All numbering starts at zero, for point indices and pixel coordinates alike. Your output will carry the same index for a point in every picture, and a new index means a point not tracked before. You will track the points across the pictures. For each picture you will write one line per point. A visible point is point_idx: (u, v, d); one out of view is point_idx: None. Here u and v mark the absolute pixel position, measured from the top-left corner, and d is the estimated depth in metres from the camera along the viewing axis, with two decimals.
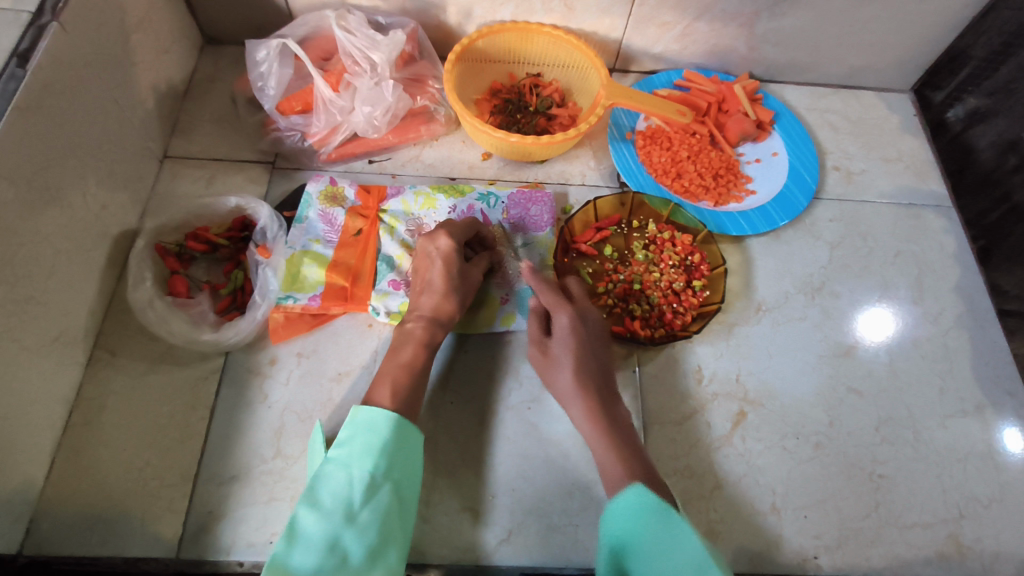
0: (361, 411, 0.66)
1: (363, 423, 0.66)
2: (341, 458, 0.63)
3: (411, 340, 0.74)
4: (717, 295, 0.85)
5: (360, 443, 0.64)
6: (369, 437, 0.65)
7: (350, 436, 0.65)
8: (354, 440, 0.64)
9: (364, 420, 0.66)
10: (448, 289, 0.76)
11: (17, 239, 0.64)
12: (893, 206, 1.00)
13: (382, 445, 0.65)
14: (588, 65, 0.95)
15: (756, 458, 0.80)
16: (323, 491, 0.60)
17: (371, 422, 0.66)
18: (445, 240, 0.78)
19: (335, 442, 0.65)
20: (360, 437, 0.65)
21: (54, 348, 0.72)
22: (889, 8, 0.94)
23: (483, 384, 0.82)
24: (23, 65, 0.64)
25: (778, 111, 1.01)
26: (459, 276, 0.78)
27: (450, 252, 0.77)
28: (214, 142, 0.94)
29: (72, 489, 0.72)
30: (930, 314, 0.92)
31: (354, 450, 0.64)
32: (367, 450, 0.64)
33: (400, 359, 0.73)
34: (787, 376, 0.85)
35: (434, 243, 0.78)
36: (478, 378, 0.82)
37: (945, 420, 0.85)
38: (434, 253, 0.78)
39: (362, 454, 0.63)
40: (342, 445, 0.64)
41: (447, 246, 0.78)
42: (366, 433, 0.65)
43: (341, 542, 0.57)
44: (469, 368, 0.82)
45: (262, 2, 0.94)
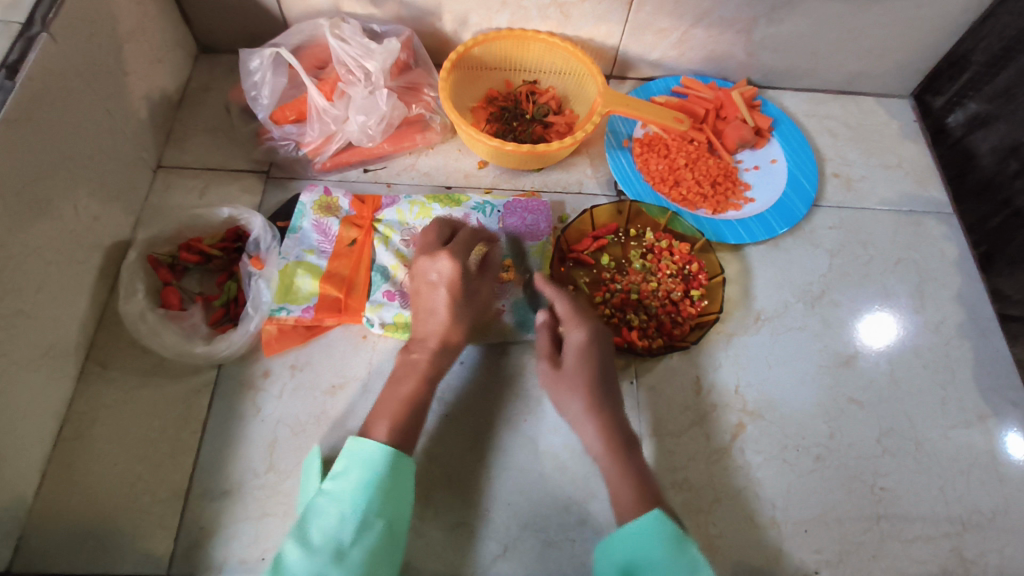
0: (357, 443, 0.65)
1: (356, 456, 0.65)
2: (334, 491, 0.62)
3: (413, 370, 0.73)
4: (716, 304, 0.84)
5: (354, 477, 0.63)
6: (363, 472, 0.63)
7: (346, 468, 0.64)
8: (348, 475, 0.63)
9: (358, 454, 0.65)
10: (455, 315, 0.75)
11: (7, 253, 0.63)
12: (893, 213, 0.99)
13: (376, 481, 0.63)
14: (585, 72, 0.94)
15: (755, 470, 0.79)
16: (313, 527, 0.59)
17: (365, 456, 0.65)
18: (449, 264, 0.75)
19: (330, 475, 0.64)
20: (354, 471, 0.63)
21: (44, 362, 0.71)
22: (888, 13, 0.93)
23: (480, 395, 0.81)
24: (12, 76, 0.63)
25: (778, 117, 1.00)
26: (462, 294, 0.76)
27: (453, 278, 0.75)
28: (208, 151, 0.93)
29: (62, 505, 0.71)
30: (931, 323, 0.91)
31: (347, 485, 0.62)
32: (361, 485, 0.62)
33: (394, 386, 0.72)
34: (787, 386, 0.84)
35: (437, 268, 0.76)
36: (474, 390, 0.81)
37: (948, 431, 0.84)
38: (437, 279, 0.75)
39: (355, 488, 0.62)
40: (336, 479, 0.63)
41: (451, 271, 0.75)
42: (361, 468, 0.64)
43: None
44: (465, 380, 0.81)
45: (256, 11, 0.94)
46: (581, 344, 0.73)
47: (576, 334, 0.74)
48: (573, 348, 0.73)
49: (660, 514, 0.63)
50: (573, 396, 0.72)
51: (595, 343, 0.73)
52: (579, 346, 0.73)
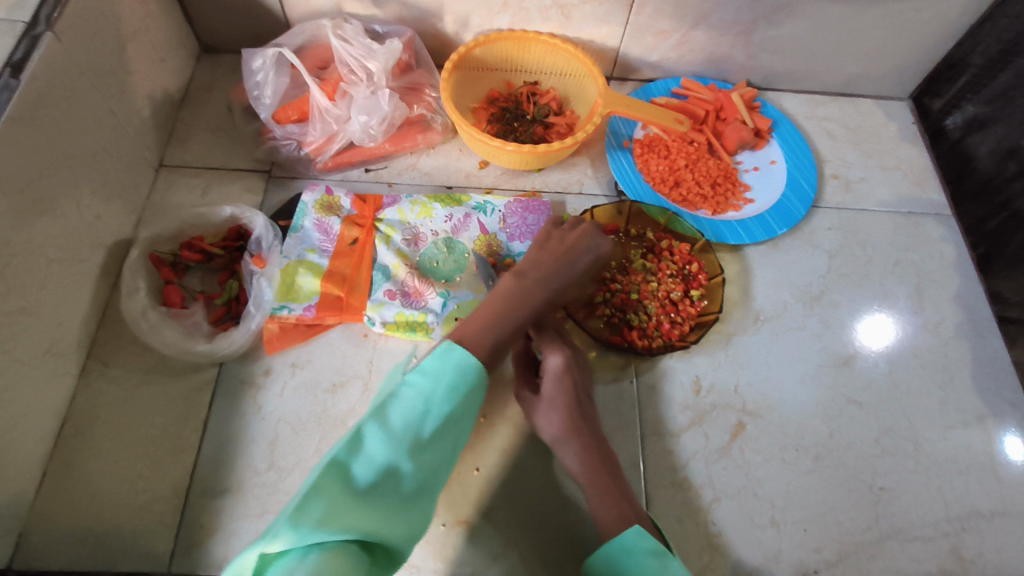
0: (459, 348, 0.63)
1: (454, 360, 0.63)
2: (421, 382, 0.61)
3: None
4: (715, 304, 0.84)
5: (444, 376, 0.61)
6: (454, 377, 0.62)
7: (436, 366, 0.62)
8: (443, 372, 0.61)
9: (453, 358, 0.63)
10: None
11: (10, 250, 0.64)
12: (892, 214, 0.99)
13: (462, 392, 0.62)
14: (586, 73, 0.95)
15: (755, 470, 0.79)
16: (398, 411, 0.58)
17: (462, 363, 0.63)
18: None
19: (421, 366, 0.63)
20: (446, 372, 0.62)
21: (46, 359, 0.71)
22: (887, 16, 0.94)
23: (480, 394, 0.81)
24: (17, 75, 0.63)
25: (777, 119, 1.01)
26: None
27: None
28: (210, 151, 0.94)
29: (62, 502, 0.71)
30: (930, 324, 0.91)
31: (438, 381, 0.61)
32: (449, 388, 0.61)
33: None
34: (786, 386, 0.85)
35: None
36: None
37: (946, 431, 0.84)
38: None
39: (442, 391, 0.61)
40: (428, 371, 0.62)
41: None
42: (454, 369, 0.62)
43: (397, 470, 0.56)
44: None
45: (259, 11, 0.94)
46: (559, 370, 0.72)
47: (555, 359, 0.72)
48: (552, 373, 0.72)
49: (640, 529, 0.65)
50: (549, 416, 0.72)
51: (572, 371, 0.73)
52: (557, 372, 0.72)
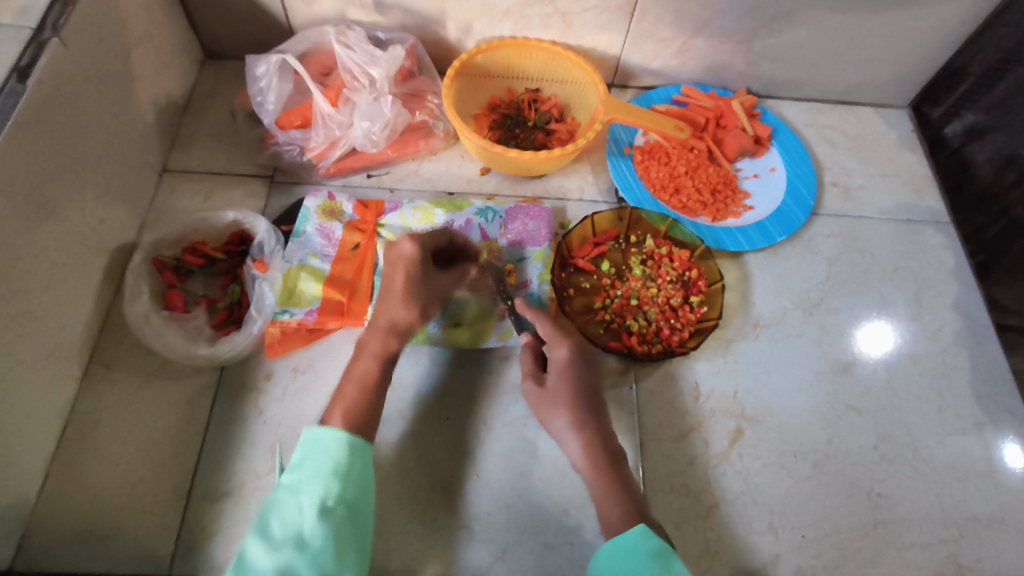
0: (308, 433, 0.66)
1: (311, 445, 0.65)
2: (293, 482, 0.63)
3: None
4: (715, 311, 0.84)
5: (310, 466, 0.64)
6: (319, 459, 0.64)
7: (302, 458, 0.65)
8: (304, 463, 0.64)
9: (311, 442, 0.65)
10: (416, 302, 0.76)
11: (14, 254, 0.64)
12: (891, 221, 1.00)
13: (334, 467, 0.64)
14: (586, 81, 0.95)
15: (753, 476, 0.80)
16: (274, 520, 0.60)
17: (320, 443, 0.65)
18: (411, 245, 0.77)
19: (288, 466, 0.65)
20: (311, 459, 0.64)
21: (49, 362, 0.72)
22: (886, 25, 0.95)
23: (481, 399, 0.81)
24: (23, 80, 0.64)
25: (777, 127, 1.01)
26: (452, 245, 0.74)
27: (412, 257, 0.77)
28: (213, 156, 0.94)
29: (64, 505, 0.71)
30: (928, 331, 0.91)
31: (304, 473, 0.63)
32: (318, 471, 0.63)
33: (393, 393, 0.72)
34: (785, 393, 0.85)
35: (400, 249, 0.78)
36: (476, 395, 0.82)
37: (945, 437, 0.84)
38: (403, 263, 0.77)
39: (311, 476, 0.63)
40: (293, 470, 0.64)
41: (412, 252, 0.77)
42: (315, 455, 0.65)
43: (291, 569, 0.57)
44: (466, 385, 0.82)
45: (263, 17, 0.95)
46: (563, 362, 0.73)
47: (559, 352, 0.74)
48: (556, 365, 0.73)
49: (647, 530, 0.63)
50: (556, 412, 0.72)
51: (578, 363, 0.73)
52: (561, 364, 0.73)
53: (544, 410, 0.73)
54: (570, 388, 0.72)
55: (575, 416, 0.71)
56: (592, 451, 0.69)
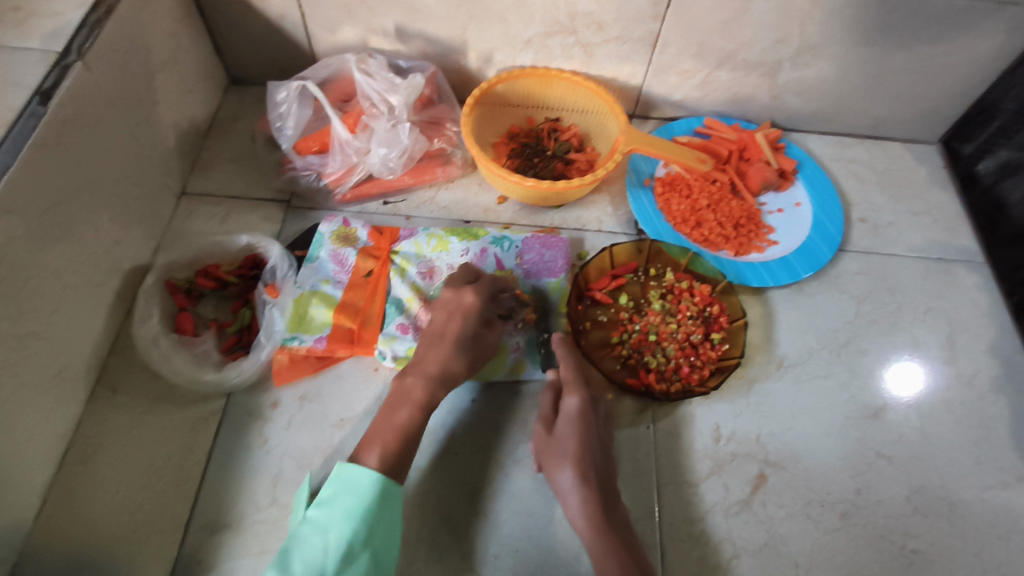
0: (346, 468, 0.65)
1: (345, 482, 0.64)
2: (319, 520, 0.62)
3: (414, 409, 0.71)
4: (736, 349, 0.81)
5: (340, 506, 0.62)
6: (351, 501, 0.63)
7: (333, 495, 0.63)
8: (335, 502, 0.63)
9: (346, 480, 0.64)
10: (459, 349, 0.74)
11: (25, 273, 0.63)
12: (922, 260, 0.96)
13: (363, 511, 0.63)
14: (607, 111, 0.94)
15: (777, 526, 0.75)
16: (296, 556, 0.59)
17: (354, 483, 0.64)
18: (472, 297, 0.76)
19: (318, 500, 0.64)
20: (342, 499, 0.63)
21: (55, 384, 0.70)
22: (914, 60, 0.92)
23: (486, 431, 0.79)
24: (45, 103, 0.64)
25: (801, 161, 0.99)
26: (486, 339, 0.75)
27: (472, 308, 0.76)
28: (231, 180, 0.95)
29: (61, 532, 0.69)
30: (963, 376, 0.87)
31: (333, 513, 0.62)
32: (348, 514, 0.62)
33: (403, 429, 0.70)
34: (810, 437, 0.81)
35: (459, 298, 0.76)
36: (483, 427, 0.79)
37: (983, 492, 0.79)
38: (456, 307, 0.76)
39: (341, 518, 0.62)
40: (322, 505, 0.63)
41: (471, 303, 0.76)
42: (348, 495, 0.63)
43: None
44: (475, 418, 0.79)
45: (286, 45, 0.96)
46: (575, 411, 0.72)
47: (572, 400, 0.73)
48: (570, 425, 0.72)
49: None
50: (561, 465, 0.69)
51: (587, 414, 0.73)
52: (571, 415, 0.72)
53: (551, 460, 0.71)
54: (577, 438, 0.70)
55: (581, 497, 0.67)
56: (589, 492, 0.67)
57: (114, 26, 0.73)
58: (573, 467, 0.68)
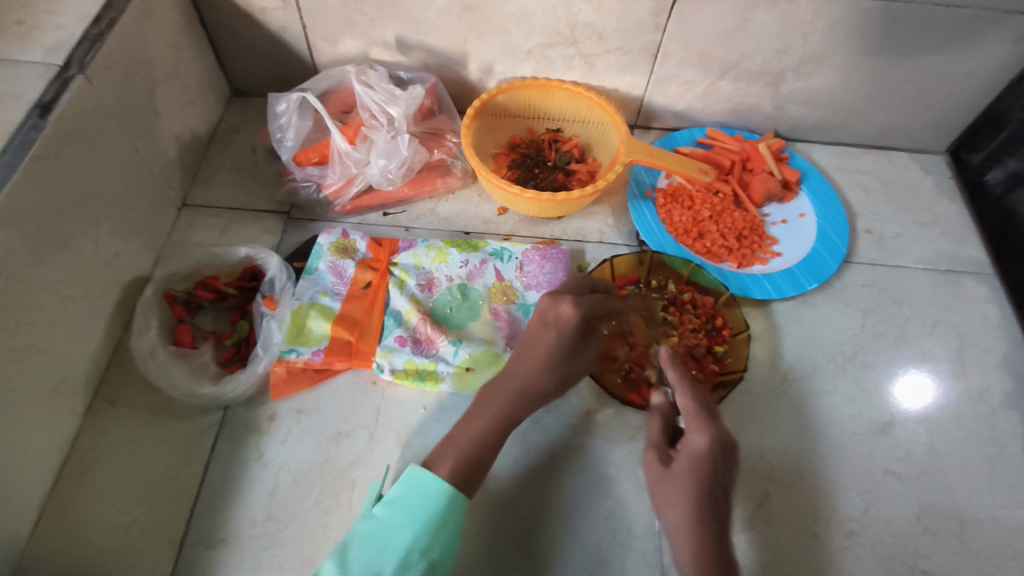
0: (417, 471, 0.66)
1: (414, 486, 0.66)
2: (384, 519, 0.64)
3: None
4: (739, 362, 0.79)
5: (405, 508, 0.64)
6: (416, 505, 0.64)
7: (400, 496, 0.65)
8: (401, 503, 0.64)
9: (415, 483, 0.66)
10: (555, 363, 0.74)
11: (22, 286, 0.63)
12: (930, 271, 0.94)
13: (427, 517, 0.64)
14: (608, 122, 0.94)
15: (782, 545, 0.74)
16: (355, 552, 0.61)
17: (422, 487, 0.65)
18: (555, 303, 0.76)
19: (386, 498, 0.66)
20: (409, 501, 0.65)
21: (52, 397, 0.70)
22: (920, 69, 0.91)
23: (533, 446, 0.78)
24: (45, 115, 0.65)
25: (806, 171, 0.98)
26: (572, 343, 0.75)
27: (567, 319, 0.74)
28: (232, 191, 0.95)
29: (56, 546, 0.69)
30: (973, 391, 0.85)
31: (397, 516, 0.63)
32: (411, 519, 0.63)
33: None
34: (816, 453, 0.79)
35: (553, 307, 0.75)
36: (526, 468, 0.77)
37: (995, 510, 0.77)
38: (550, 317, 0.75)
39: (404, 521, 0.63)
40: (389, 504, 0.65)
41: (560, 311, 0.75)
42: (415, 499, 0.65)
43: None
44: (519, 459, 0.77)
45: (288, 57, 0.96)
46: (702, 453, 0.65)
47: (698, 440, 0.66)
48: (689, 453, 0.66)
49: None
50: (673, 504, 0.66)
51: (715, 457, 0.65)
52: (697, 453, 0.66)
53: (663, 495, 0.67)
54: (693, 480, 0.65)
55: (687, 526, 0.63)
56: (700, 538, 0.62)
57: (116, 39, 0.73)
58: (683, 510, 0.64)
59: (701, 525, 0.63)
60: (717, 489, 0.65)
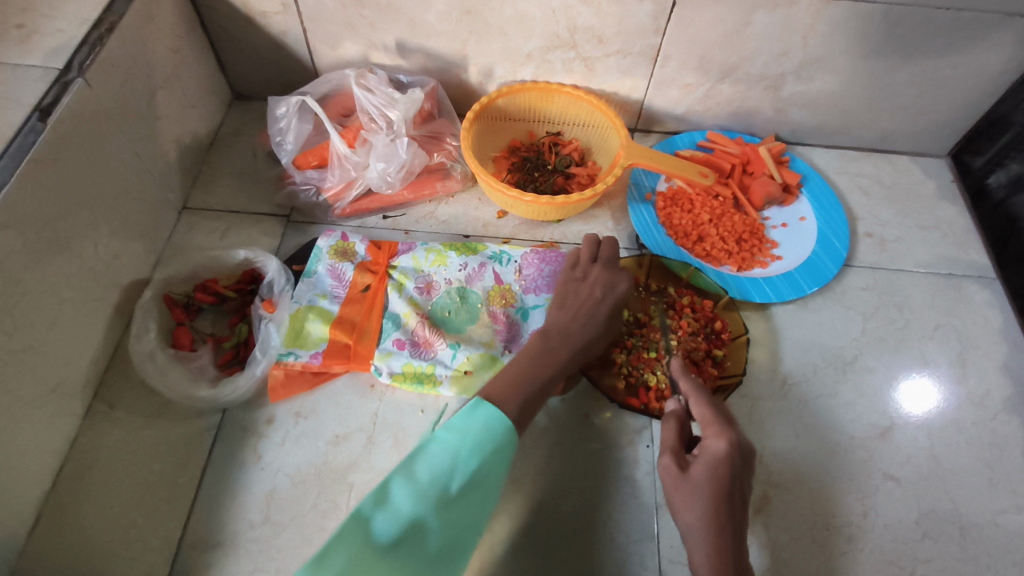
0: (483, 405, 0.64)
1: (480, 415, 0.63)
2: (447, 440, 0.61)
3: None
4: (738, 366, 0.79)
5: (469, 433, 0.61)
6: (481, 433, 0.62)
7: (465, 422, 0.62)
8: (467, 429, 0.61)
9: (480, 412, 0.63)
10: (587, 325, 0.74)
11: (21, 288, 0.64)
12: (931, 275, 0.94)
13: (490, 446, 0.61)
14: (608, 125, 0.94)
15: (781, 550, 0.73)
16: (423, 465, 0.59)
17: (488, 418, 0.63)
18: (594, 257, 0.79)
19: (449, 419, 0.63)
20: (474, 428, 0.62)
21: (50, 399, 0.70)
22: (921, 72, 0.91)
23: (523, 443, 0.78)
24: (44, 119, 0.65)
25: (806, 174, 0.98)
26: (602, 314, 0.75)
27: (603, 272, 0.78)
28: (232, 194, 0.95)
29: (53, 549, 0.69)
30: (974, 396, 0.84)
31: (462, 438, 0.61)
32: (476, 445, 0.61)
33: None
34: (815, 458, 0.79)
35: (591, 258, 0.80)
36: (514, 464, 0.76)
37: (996, 516, 0.76)
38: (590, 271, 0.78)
39: (470, 447, 0.60)
40: (455, 427, 0.62)
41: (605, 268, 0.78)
42: (479, 428, 0.62)
43: (424, 526, 0.55)
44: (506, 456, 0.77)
45: (288, 61, 0.96)
46: (720, 456, 0.61)
47: (716, 443, 0.61)
48: (709, 456, 0.61)
49: None
50: (690, 508, 0.61)
51: (733, 461, 0.61)
52: (716, 457, 0.61)
53: (677, 500, 0.62)
54: (712, 486, 0.60)
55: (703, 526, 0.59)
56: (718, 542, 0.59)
57: (116, 42, 0.73)
58: (701, 514, 0.60)
59: (717, 530, 0.59)
60: (736, 497, 0.60)
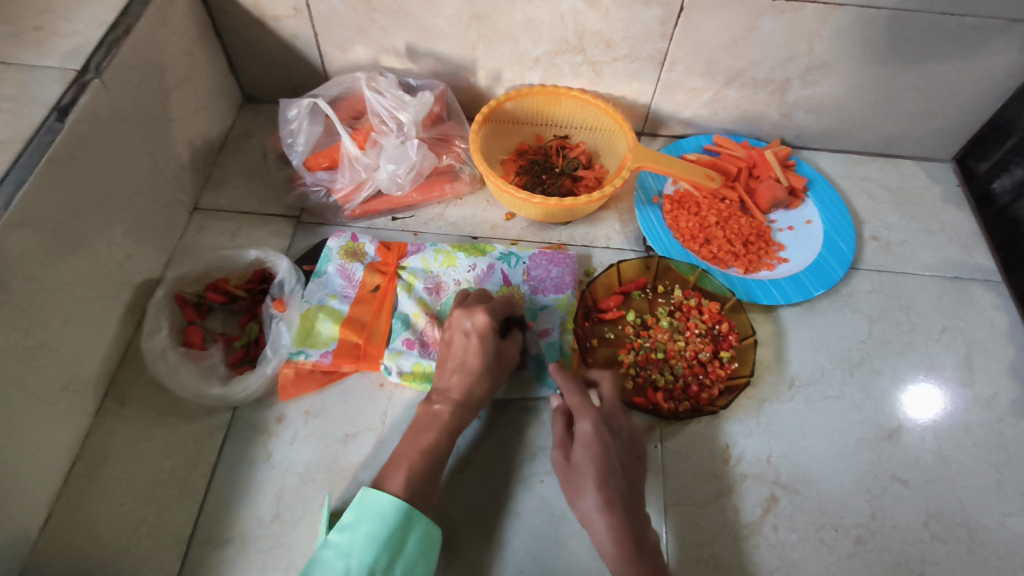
0: (368, 493, 0.62)
1: (367, 507, 0.61)
2: (342, 544, 0.59)
3: (436, 424, 0.70)
4: (746, 367, 0.80)
5: (362, 530, 0.59)
6: (374, 526, 0.60)
7: (355, 520, 0.60)
8: (358, 527, 0.59)
9: (369, 505, 0.61)
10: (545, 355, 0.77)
11: (37, 286, 0.64)
12: (937, 278, 0.94)
13: (387, 537, 0.59)
14: (615, 128, 0.95)
15: (789, 550, 0.73)
16: None
17: (376, 507, 0.61)
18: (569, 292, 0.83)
19: (339, 522, 0.61)
20: (365, 523, 0.60)
21: (64, 396, 0.71)
22: (926, 77, 0.92)
23: (515, 436, 0.79)
24: (62, 119, 0.66)
25: (812, 178, 0.99)
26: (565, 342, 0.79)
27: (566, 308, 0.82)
28: (243, 196, 0.96)
29: (65, 545, 0.69)
30: (981, 398, 0.84)
31: (355, 537, 0.59)
32: (371, 540, 0.59)
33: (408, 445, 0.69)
34: (822, 459, 0.79)
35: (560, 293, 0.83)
36: (498, 453, 0.77)
37: (1004, 518, 0.76)
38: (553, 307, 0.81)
39: (365, 542, 0.58)
40: (345, 529, 0.60)
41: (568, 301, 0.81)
42: (371, 520, 0.60)
43: None
44: (492, 445, 0.78)
45: (299, 64, 0.98)
46: (588, 438, 0.67)
47: (584, 425, 0.68)
48: (582, 439, 0.68)
49: None
50: (585, 490, 0.65)
51: (602, 439, 0.68)
52: (587, 438, 0.68)
53: (571, 487, 0.67)
54: (595, 464, 0.66)
55: (597, 505, 0.64)
56: (615, 518, 0.63)
57: (132, 45, 0.75)
58: (596, 490, 0.64)
59: (610, 506, 0.64)
60: (622, 476, 0.66)
